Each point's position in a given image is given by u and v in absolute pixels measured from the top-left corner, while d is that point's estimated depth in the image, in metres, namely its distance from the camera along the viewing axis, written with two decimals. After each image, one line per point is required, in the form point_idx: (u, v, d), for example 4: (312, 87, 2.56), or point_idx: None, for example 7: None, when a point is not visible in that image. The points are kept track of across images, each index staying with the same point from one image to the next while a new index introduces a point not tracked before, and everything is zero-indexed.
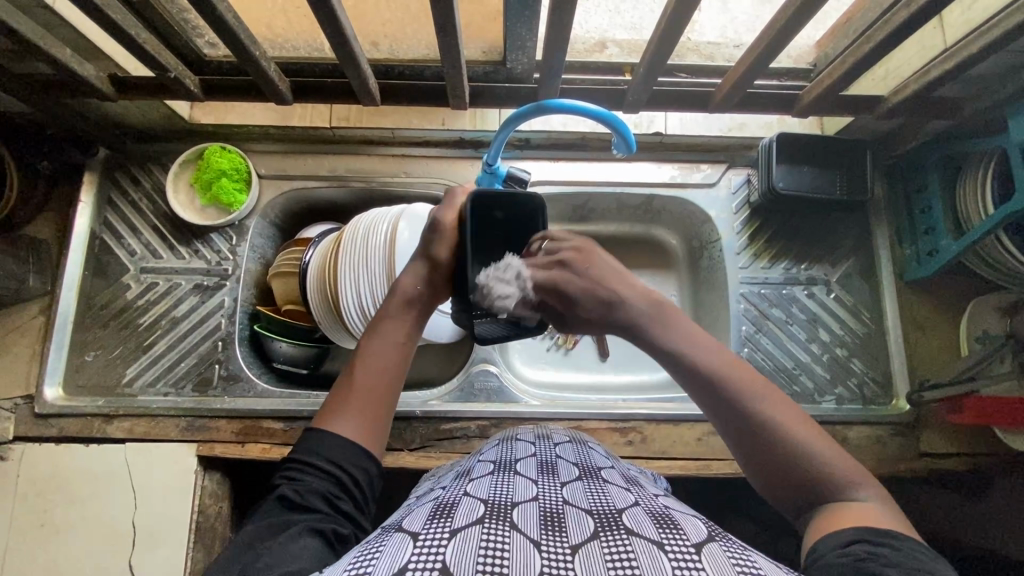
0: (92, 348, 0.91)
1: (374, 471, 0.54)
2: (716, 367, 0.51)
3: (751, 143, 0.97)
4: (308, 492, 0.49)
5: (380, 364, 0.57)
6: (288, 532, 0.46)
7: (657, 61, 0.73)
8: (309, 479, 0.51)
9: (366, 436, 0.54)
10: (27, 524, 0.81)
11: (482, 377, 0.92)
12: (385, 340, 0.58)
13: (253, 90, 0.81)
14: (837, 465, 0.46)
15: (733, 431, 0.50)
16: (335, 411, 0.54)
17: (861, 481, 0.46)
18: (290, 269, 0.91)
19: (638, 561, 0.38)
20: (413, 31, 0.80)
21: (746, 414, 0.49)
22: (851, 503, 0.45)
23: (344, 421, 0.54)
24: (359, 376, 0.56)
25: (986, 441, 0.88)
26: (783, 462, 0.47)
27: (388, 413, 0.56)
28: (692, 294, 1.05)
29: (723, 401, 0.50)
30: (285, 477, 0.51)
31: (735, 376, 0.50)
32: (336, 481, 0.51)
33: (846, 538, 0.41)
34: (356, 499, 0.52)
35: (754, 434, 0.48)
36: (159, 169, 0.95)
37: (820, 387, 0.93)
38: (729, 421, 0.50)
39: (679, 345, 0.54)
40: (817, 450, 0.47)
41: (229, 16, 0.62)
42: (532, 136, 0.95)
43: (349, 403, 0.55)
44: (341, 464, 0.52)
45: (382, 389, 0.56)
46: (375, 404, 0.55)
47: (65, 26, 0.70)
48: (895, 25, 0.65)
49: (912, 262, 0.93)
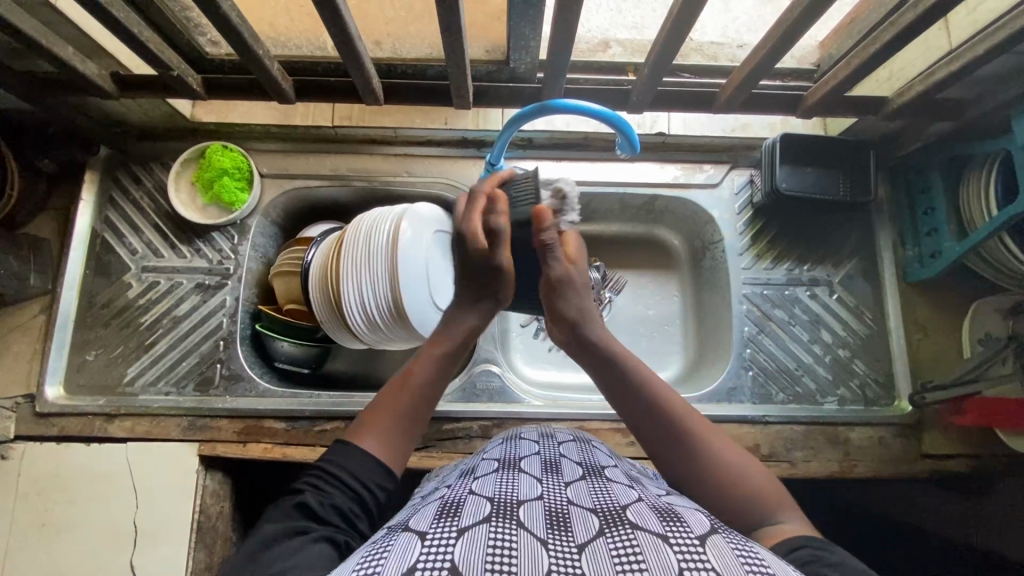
0: (94, 347, 0.90)
1: (391, 492, 0.56)
2: (663, 399, 0.59)
3: (754, 144, 0.97)
4: (330, 504, 0.51)
5: (422, 391, 0.61)
6: (301, 541, 0.46)
7: (662, 62, 0.73)
8: (332, 491, 0.52)
9: (393, 456, 0.57)
10: (28, 524, 0.80)
11: (484, 377, 0.92)
12: (430, 367, 0.63)
13: (256, 89, 0.81)
14: (760, 488, 0.52)
15: (666, 457, 0.57)
16: (369, 428, 0.58)
17: (785, 506, 0.51)
18: (291, 268, 0.90)
19: (644, 555, 0.38)
20: (417, 30, 0.80)
21: (679, 440, 0.57)
22: (770, 525, 0.50)
23: (378, 436, 0.57)
24: (403, 398, 0.60)
25: (987, 444, 0.88)
26: (711, 484, 0.54)
27: (415, 435, 0.60)
28: (694, 295, 1.05)
29: (659, 428, 0.58)
30: (308, 484, 0.53)
31: (672, 408, 0.58)
32: (359, 499, 0.53)
33: (790, 545, 0.45)
34: (371, 518, 0.54)
35: (686, 457, 0.56)
36: (161, 168, 0.95)
37: (822, 389, 0.92)
38: (664, 447, 0.57)
39: (621, 375, 0.62)
40: (744, 475, 0.53)
41: (233, 14, 0.62)
42: (535, 136, 0.95)
43: (387, 421, 0.58)
44: (367, 482, 0.54)
45: (415, 411, 0.60)
46: (408, 427, 0.59)
47: (66, 23, 0.70)
48: (901, 26, 0.65)
49: (915, 263, 0.93)
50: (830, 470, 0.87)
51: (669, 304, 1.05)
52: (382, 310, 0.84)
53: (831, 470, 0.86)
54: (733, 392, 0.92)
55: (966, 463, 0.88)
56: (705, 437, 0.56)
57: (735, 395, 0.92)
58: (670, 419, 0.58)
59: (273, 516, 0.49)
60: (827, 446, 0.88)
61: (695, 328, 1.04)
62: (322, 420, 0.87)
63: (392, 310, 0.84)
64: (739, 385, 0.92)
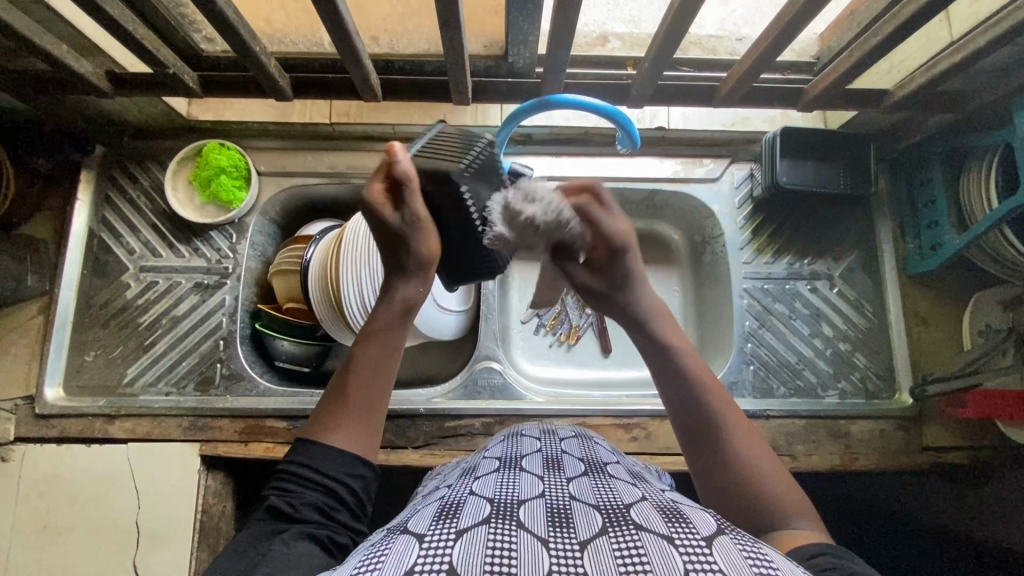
0: (93, 348, 0.90)
1: (370, 478, 0.55)
2: (702, 383, 0.57)
3: (755, 137, 0.96)
4: (303, 503, 0.51)
5: (371, 378, 0.57)
6: (283, 540, 0.48)
7: (663, 55, 0.72)
8: (303, 492, 0.52)
9: (360, 443, 0.55)
10: (30, 527, 0.80)
11: (485, 375, 0.91)
12: (373, 349, 0.57)
13: (252, 86, 0.80)
14: (781, 496, 0.51)
15: (695, 448, 0.55)
16: (330, 424, 0.55)
17: (805, 516, 0.50)
18: (290, 267, 0.90)
19: (648, 555, 0.38)
20: (414, 25, 0.78)
21: (709, 430, 0.55)
22: (787, 529, 0.49)
23: (342, 430, 0.55)
24: (351, 385, 0.56)
25: (987, 436, 0.88)
26: (736, 488, 0.52)
27: (380, 422, 0.57)
28: (693, 290, 1.05)
29: (701, 419, 0.56)
30: (275, 488, 0.53)
31: (712, 393, 0.57)
32: (331, 492, 0.52)
33: (807, 553, 0.44)
34: (352, 508, 0.54)
35: (714, 452, 0.54)
36: (157, 167, 0.94)
37: (823, 382, 0.92)
38: (694, 432, 0.56)
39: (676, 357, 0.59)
40: (768, 476, 0.52)
41: (229, 11, 0.61)
42: (535, 131, 0.94)
43: (342, 413, 0.56)
44: (333, 476, 0.53)
45: (374, 400, 0.56)
46: (367, 409, 0.56)
47: (60, 21, 0.69)
48: (903, 18, 0.64)
49: (916, 256, 0.93)
50: (831, 463, 0.87)
51: (669, 298, 1.05)
52: None
53: (833, 463, 0.87)
54: (734, 386, 0.92)
55: (968, 455, 0.88)
56: (735, 428, 0.55)
57: (736, 389, 0.92)
58: (710, 407, 0.56)
59: (249, 526, 0.51)
60: (828, 440, 0.88)
61: (696, 322, 1.04)
62: None
63: None
64: (740, 379, 0.92)
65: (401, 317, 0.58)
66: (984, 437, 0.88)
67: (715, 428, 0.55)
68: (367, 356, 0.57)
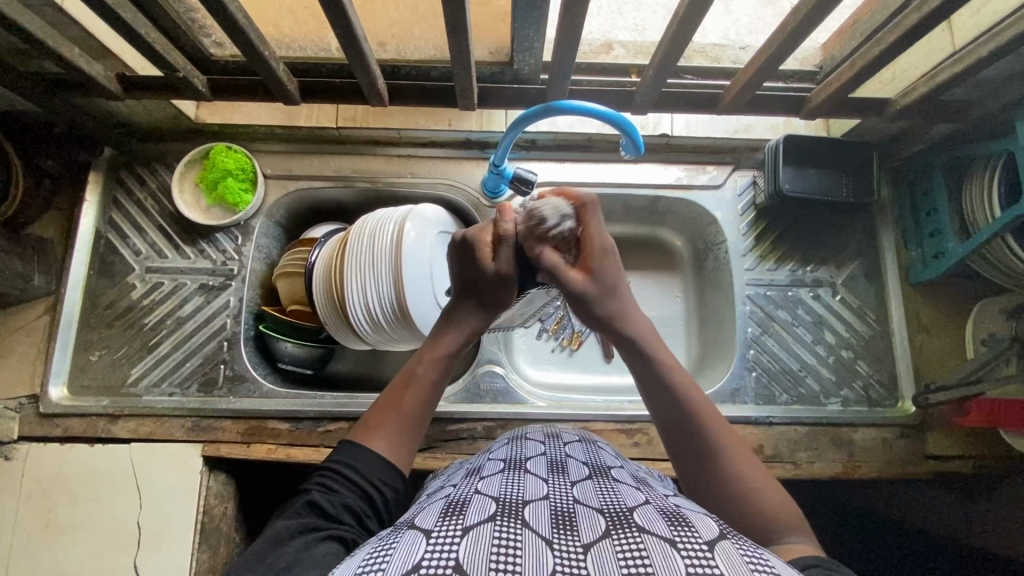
0: (98, 348, 0.90)
1: (400, 490, 0.57)
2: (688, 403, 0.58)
3: (758, 145, 0.97)
4: (342, 503, 0.52)
5: (425, 397, 0.60)
6: (311, 539, 0.47)
7: (667, 63, 0.73)
8: (344, 491, 0.53)
9: (400, 455, 0.58)
10: (32, 526, 0.80)
11: (488, 378, 0.92)
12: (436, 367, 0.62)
13: (260, 89, 0.81)
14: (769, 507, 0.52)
15: (685, 462, 0.57)
16: (376, 431, 0.58)
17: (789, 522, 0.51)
18: (296, 269, 0.90)
19: (651, 559, 0.38)
20: (419, 32, 0.80)
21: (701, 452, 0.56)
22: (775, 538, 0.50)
23: (389, 441, 0.57)
24: (408, 399, 0.59)
25: (989, 445, 0.87)
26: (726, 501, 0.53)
27: (416, 440, 0.60)
28: (696, 296, 1.05)
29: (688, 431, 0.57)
30: (317, 484, 0.53)
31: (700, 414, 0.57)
32: (368, 497, 0.54)
33: (803, 563, 0.44)
34: (381, 518, 0.54)
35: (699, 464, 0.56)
36: (165, 169, 0.95)
37: (826, 390, 0.92)
38: (679, 446, 0.57)
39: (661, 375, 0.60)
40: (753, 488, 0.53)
41: (241, 18, 0.63)
42: (539, 137, 0.95)
43: (392, 424, 0.58)
44: (375, 480, 0.55)
45: (416, 414, 0.59)
46: (410, 428, 0.59)
47: (73, 25, 0.70)
48: (905, 29, 0.65)
49: (919, 264, 0.93)
50: (833, 470, 0.86)
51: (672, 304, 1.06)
52: (386, 310, 0.84)
53: (836, 470, 0.86)
54: (736, 392, 0.92)
55: (971, 464, 0.87)
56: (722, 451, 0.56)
57: (738, 396, 0.92)
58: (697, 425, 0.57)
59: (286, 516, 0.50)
60: (830, 447, 0.88)
61: (699, 327, 1.04)
62: (325, 421, 0.87)
63: (396, 311, 0.84)
64: (742, 386, 0.92)
65: (452, 355, 0.63)
66: (985, 446, 0.87)
67: (700, 443, 0.56)
68: (425, 375, 0.61)
